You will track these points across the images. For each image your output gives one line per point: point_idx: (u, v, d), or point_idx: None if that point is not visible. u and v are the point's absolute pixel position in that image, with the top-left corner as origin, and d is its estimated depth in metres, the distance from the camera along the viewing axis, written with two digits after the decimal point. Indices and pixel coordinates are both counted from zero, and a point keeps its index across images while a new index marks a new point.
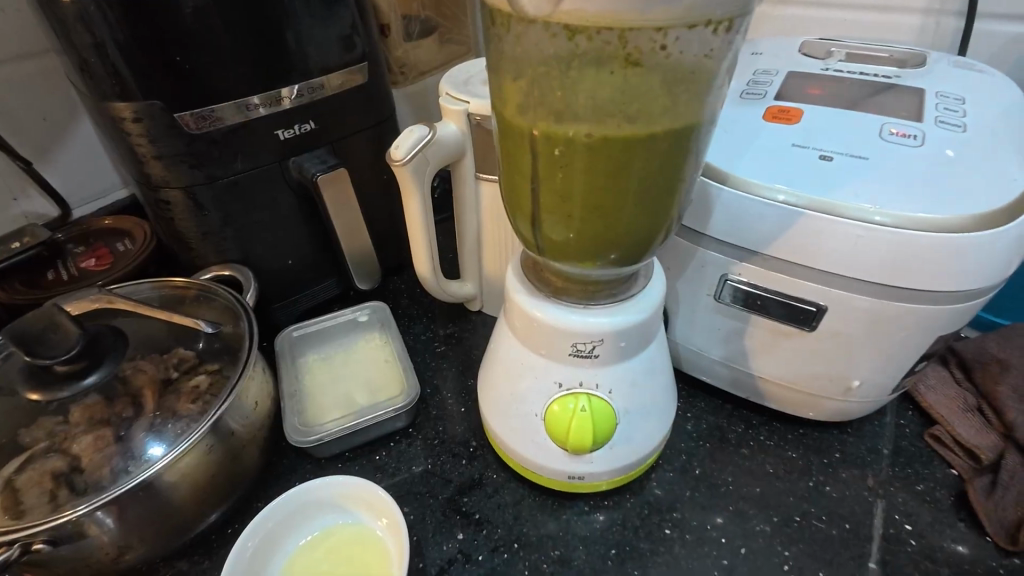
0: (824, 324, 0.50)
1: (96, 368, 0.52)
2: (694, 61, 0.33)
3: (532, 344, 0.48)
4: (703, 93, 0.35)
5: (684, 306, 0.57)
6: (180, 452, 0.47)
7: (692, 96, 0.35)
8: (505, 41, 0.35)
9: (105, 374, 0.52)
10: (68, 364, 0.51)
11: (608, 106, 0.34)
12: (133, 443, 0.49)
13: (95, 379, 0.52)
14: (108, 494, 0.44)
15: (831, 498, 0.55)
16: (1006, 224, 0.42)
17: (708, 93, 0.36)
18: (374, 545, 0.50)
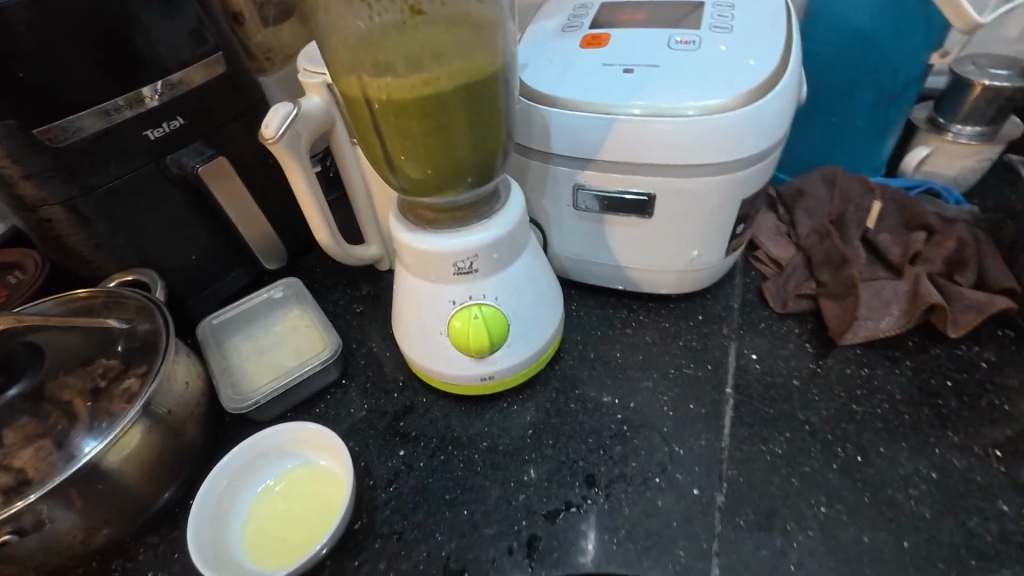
0: (657, 208, 0.61)
1: (17, 382, 0.55)
2: (467, 7, 0.42)
3: (423, 274, 0.56)
4: (486, 31, 0.44)
5: (554, 220, 0.67)
6: (113, 437, 0.51)
7: (479, 35, 0.44)
8: (316, 14, 0.41)
9: (27, 387, 0.55)
10: None
11: (412, 53, 0.42)
12: (72, 447, 0.53)
13: (18, 391, 0.55)
14: (54, 481, 0.48)
15: (697, 349, 0.68)
16: (762, 99, 0.54)
17: (493, 30, 0.44)
18: (325, 475, 0.57)
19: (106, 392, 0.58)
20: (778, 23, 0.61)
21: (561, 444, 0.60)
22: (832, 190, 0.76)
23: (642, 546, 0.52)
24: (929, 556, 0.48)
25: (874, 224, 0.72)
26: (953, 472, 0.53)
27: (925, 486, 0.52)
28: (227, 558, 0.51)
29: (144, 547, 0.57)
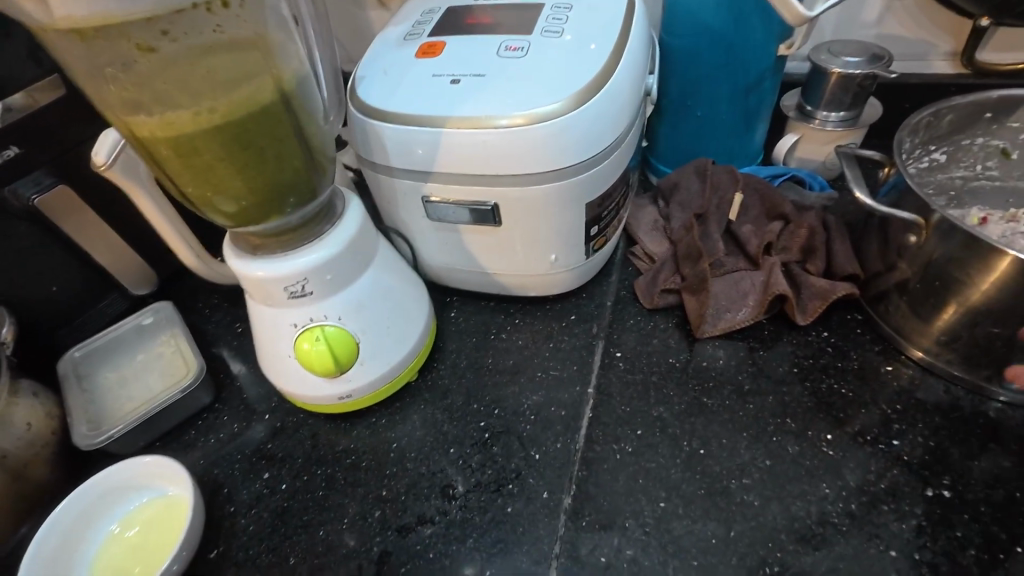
0: (504, 216, 0.61)
1: None
2: (210, 38, 0.40)
3: (261, 298, 0.55)
4: (244, 59, 0.42)
5: (413, 231, 0.66)
6: None
7: (243, 57, 0.42)
8: (59, 58, 0.39)
9: None
10: None
11: (163, 93, 0.40)
12: None
13: None
14: None
15: (564, 350, 0.69)
16: (584, 104, 0.55)
17: (260, 46, 0.42)
18: (177, 508, 0.56)
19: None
20: (613, 23, 0.60)
21: (422, 456, 0.61)
22: (703, 182, 0.76)
23: (489, 552, 0.53)
24: (752, 543, 0.51)
25: (737, 215, 0.73)
26: (786, 459, 0.56)
27: (758, 474, 0.55)
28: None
29: None
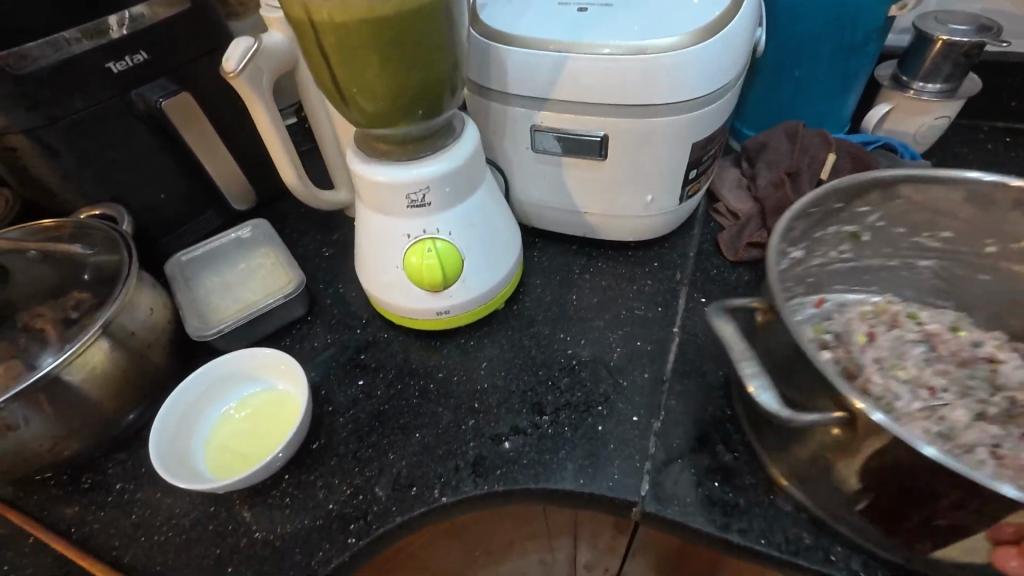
0: (610, 150, 0.62)
1: None
2: None
3: (378, 206, 0.58)
4: None
5: (514, 163, 0.68)
6: (71, 354, 0.52)
7: None
8: None
9: None
10: None
11: None
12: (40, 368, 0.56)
13: None
14: (16, 387, 0.50)
15: (647, 293, 0.70)
16: (708, 40, 0.55)
17: None
18: (285, 399, 0.60)
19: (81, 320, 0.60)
20: None
21: (511, 376, 0.63)
22: (793, 143, 0.77)
23: (580, 464, 0.55)
24: None
25: (828, 175, 0.74)
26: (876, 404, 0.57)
27: None
28: (188, 469, 0.53)
29: (114, 462, 0.60)
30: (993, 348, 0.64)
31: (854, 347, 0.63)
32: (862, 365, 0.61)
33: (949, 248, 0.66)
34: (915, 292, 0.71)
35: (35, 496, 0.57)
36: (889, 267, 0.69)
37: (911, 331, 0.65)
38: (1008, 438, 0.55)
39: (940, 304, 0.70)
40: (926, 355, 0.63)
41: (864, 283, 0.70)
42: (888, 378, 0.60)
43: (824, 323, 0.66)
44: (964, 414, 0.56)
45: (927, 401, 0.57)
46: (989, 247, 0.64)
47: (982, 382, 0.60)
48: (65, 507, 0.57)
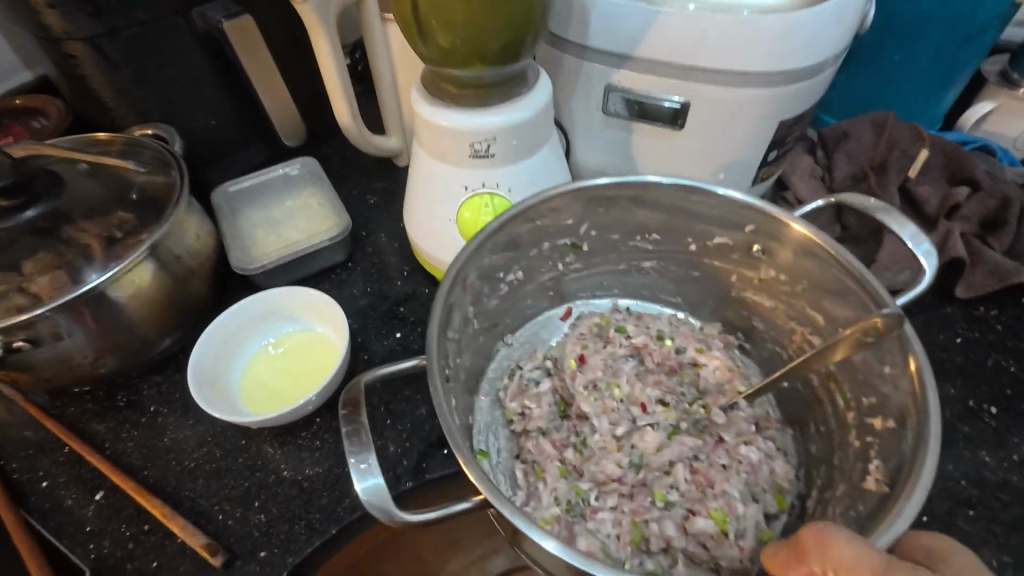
0: (689, 119, 0.58)
1: (37, 204, 0.56)
2: None
3: (439, 154, 0.55)
4: None
5: (580, 124, 0.64)
6: (114, 272, 0.51)
7: None
8: None
9: (45, 210, 0.56)
10: (8, 198, 0.55)
11: None
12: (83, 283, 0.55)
13: (36, 214, 0.56)
14: (62, 298, 0.49)
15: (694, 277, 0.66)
16: (819, 6, 0.49)
17: None
18: (321, 342, 0.59)
19: (126, 242, 0.58)
20: None
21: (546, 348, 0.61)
22: (879, 135, 0.71)
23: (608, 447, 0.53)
24: None
25: (917, 172, 0.68)
26: None
27: None
28: (220, 405, 0.53)
29: (149, 384, 0.60)
30: (695, 351, 0.63)
31: (527, 399, 0.59)
32: (576, 392, 0.59)
33: (663, 251, 0.64)
34: (648, 291, 0.69)
35: (71, 407, 0.58)
36: (621, 272, 0.68)
37: (621, 346, 0.62)
38: (704, 448, 0.56)
39: (676, 308, 0.69)
40: (636, 368, 0.61)
41: (606, 287, 0.69)
42: (602, 401, 0.58)
43: (550, 349, 0.64)
44: (657, 435, 0.56)
45: (627, 418, 0.57)
46: (710, 259, 0.63)
47: (688, 389, 0.60)
48: (100, 422, 0.57)
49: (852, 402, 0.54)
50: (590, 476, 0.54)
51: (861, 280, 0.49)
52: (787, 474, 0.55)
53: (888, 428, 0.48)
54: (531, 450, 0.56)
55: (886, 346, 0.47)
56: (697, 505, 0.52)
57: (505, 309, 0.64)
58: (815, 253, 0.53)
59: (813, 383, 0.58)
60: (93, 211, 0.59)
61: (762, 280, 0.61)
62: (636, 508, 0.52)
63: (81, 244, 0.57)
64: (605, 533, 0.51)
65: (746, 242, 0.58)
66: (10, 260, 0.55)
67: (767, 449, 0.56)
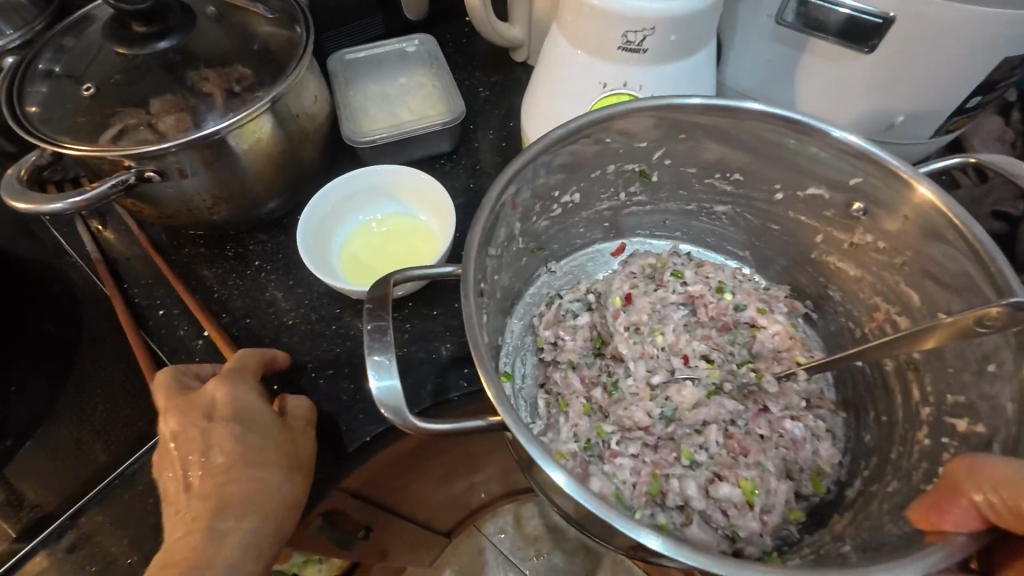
0: (884, 42, 0.48)
1: (170, 36, 0.56)
2: None
3: (582, 42, 0.49)
4: None
5: (740, 35, 0.55)
6: (239, 118, 0.50)
7: None
8: None
9: (177, 44, 0.56)
10: (146, 26, 0.55)
11: None
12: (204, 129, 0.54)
13: (168, 46, 0.56)
14: (187, 135, 0.49)
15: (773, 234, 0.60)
16: None
17: None
18: (421, 228, 0.58)
19: (246, 94, 0.57)
20: None
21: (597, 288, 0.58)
22: None
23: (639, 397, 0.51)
24: None
25: None
26: None
27: None
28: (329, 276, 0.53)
29: (253, 241, 0.62)
30: (756, 311, 0.58)
31: (562, 330, 0.56)
32: (616, 331, 0.56)
33: (741, 194, 0.58)
34: (714, 239, 0.64)
35: (185, 248, 0.61)
36: (689, 213, 0.62)
37: (674, 293, 0.58)
38: (743, 413, 0.52)
39: (742, 262, 0.64)
40: (686, 320, 0.57)
41: (666, 228, 0.64)
42: (641, 347, 0.55)
43: (596, 283, 0.60)
44: (695, 391, 0.52)
45: (666, 369, 0.54)
46: (796, 213, 0.56)
47: (737, 350, 0.56)
48: (209, 267, 0.60)
49: (931, 396, 0.49)
50: (615, 420, 0.51)
51: (985, 260, 0.42)
52: (830, 458, 0.52)
53: (972, 433, 0.44)
54: (557, 383, 0.54)
55: (995, 342, 0.42)
56: (725, 471, 0.49)
57: (552, 232, 0.59)
58: (929, 220, 0.46)
59: (885, 368, 0.53)
60: (217, 58, 0.58)
61: (854, 246, 0.54)
62: (658, 461, 0.49)
63: (203, 92, 0.56)
64: (620, 478, 0.48)
65: (845, 199, 0.52)
66: (138, 96, 0.55)
67: (815, 428, 0.53)
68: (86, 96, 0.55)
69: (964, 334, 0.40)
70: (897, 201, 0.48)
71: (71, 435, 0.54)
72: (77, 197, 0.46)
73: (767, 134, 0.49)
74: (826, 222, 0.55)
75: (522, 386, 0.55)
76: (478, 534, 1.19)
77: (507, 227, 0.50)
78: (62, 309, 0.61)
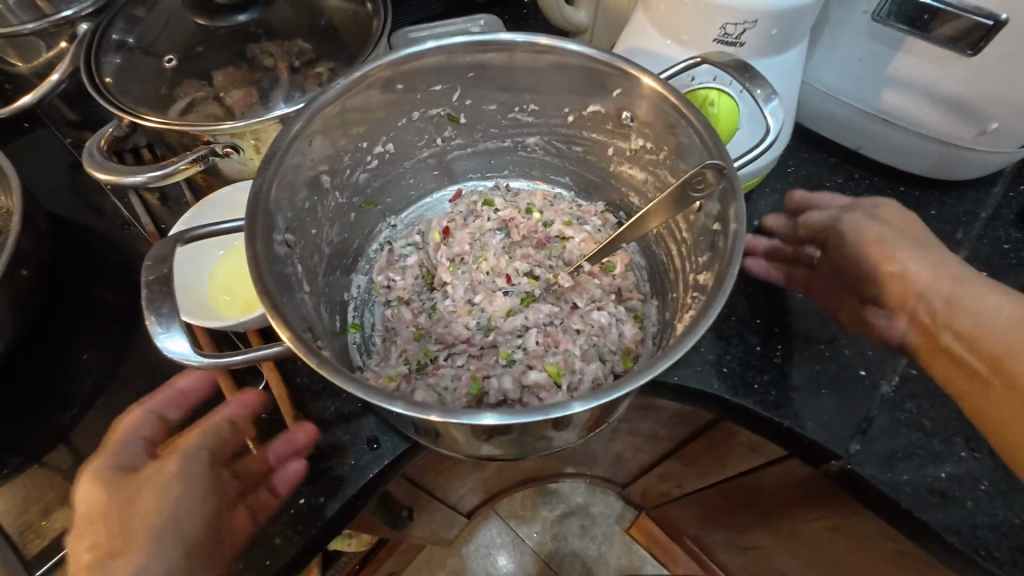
0: (991, 46, 0.47)
1: (249, 9, 0.56)
2: None
3: (674, 33, 0.48)
4: None
5: (831, 30, 0.54)
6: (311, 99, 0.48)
7: None
8: None
9: (255, 17, 0.56)
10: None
11: None
12: (270, 104, 0.54)
13: (247, 19, 0.56)
14: (260, 116, 0.47)
15: (588, 163, 0.55)
16: None
17: None
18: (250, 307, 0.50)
19: (312, 71, 0.56)
20: None
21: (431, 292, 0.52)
22: None
23: (423, 330, 0.47)
24: None
25: None
26: None
27: None
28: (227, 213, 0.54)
29: None
30: (563, 224, 0.53)
31: (393, 271, 0.52)
32: (441, 264, 0.52)
33: (542, 123, 0.53)
34: (538, 171, 0.59)
35: None
36: (504, 149, 0.57)
37: (489, 220, 0.54)
38: (558, 313, 0.47)
39: (565, 189, 0.59)
40: (503, 243, 0.53)
41: (495, 167, 0.59)
42: (469, 274, 0.50)
43: (426, 226, 0.55)
44: (507, 300, 0.48)
45: (492, 290, 0.49)
46: (588, 131, 0.52)
47: (556, 265, 0.51)
48: None
49: (685, 279, 0.46)
50: (437, 337, 0.47)
51: (709, 144, 0.40)
52: (636, 337, 0.47)
53: (700, 288, 0.42)
54: (388, 320, 0.49)
55: (709, 198, 0.41)
56: (534, 359, 0.44)
57: (378, 181, 0.54)
58: (662, 110, 0.44)
59: (671, 250, 0.49)
60: (283, 34, 0.58)
61: (633, 151, 0.50)
62: (481, 365, 0.44)
63: (267, 65, 0.56)
64: (442, 386, 0.43)
65: (615, 108, 0.48)
66: (206, 69, 0.56)
67: (619, 313, 0.48)
68: (168, 68, 0.55)
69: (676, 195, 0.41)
70: (637, 100, 0.45)
71: None
72: (156, 171, 0.45)
73: (593, 76, 0.46)
74: (609, 134, 0.51)
75: (373, 336, 0.49)
76: (492, 514, 1.21)
77: (314, 182, 0.45)
78: (117, 275, 0.59)
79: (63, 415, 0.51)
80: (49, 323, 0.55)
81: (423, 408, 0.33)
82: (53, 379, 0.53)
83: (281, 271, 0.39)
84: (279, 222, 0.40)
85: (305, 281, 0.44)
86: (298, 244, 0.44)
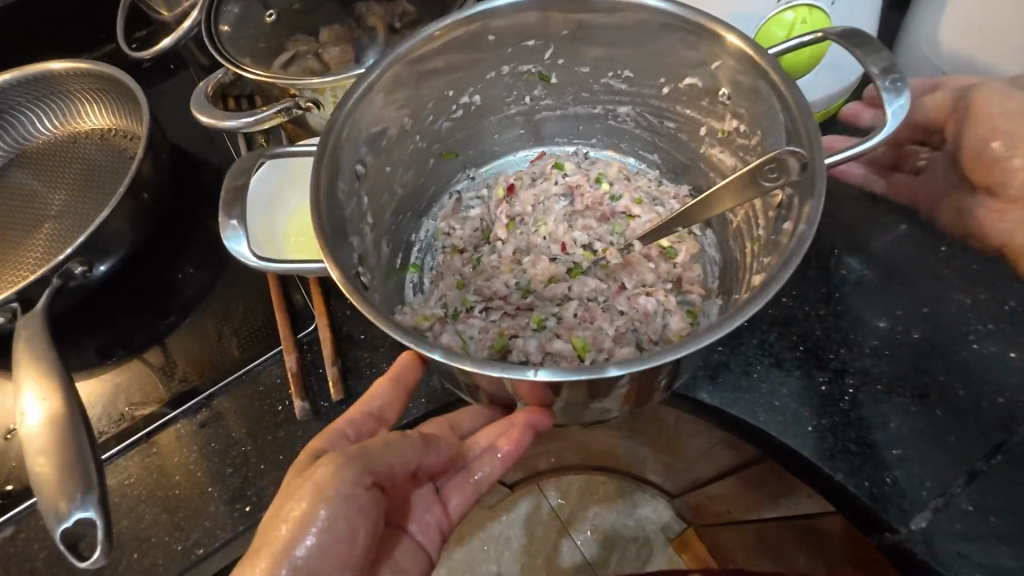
0: None
1: None
2: None
3: None
4: None
5: None
6: None
7: None
8: None
9: None
10: None
11: None
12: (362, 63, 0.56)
13: None
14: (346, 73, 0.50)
15: (677, 142, 0.52)
16: None
17: None
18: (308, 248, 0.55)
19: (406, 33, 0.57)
20: None
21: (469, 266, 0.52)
22: None
23: (467, 283, 0.48)
24: None
25: None
26: None
27: None
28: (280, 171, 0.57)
29: None
30: (632, 201, 0.51)
31: (455, 220, 0.53)
32: (500, 220, 0.52)
33: (636, 91, 0.50)
34: (627, 143, 0.56)
35: None
36: (595, 116, 0.55)
37: (557, 183, 0.53)
38: (604, 291, 0.46)
39: (652, 167, 0.55)
40: (566, 210, 0.52)
41: (582, 134, 0.57)
42: (527, 236, 0.50)
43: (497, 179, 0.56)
44: (553, 266, 0.48)
45: (543, 254, 0.49)
46: (683, 106, 0.49)
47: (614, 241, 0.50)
48: None
49: (750, 272, 0.42)
50: (480, 290, 0.48)
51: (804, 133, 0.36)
52: (680, 332, 0.44)
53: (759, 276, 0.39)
54: (442, 264, 0.51)
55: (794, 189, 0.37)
56: (564, 329, 0.44)
57: (462, 132, 0.54)
58: (759, 82, 0.40)
59: (748, 240, 0.45)
60: None
61: (725, 133, 0.47)
62: (512, 325, 0.45)
63: (368, 25, 0.58)
64: (468, 334, 0.45)
65: (715, 80, 0.44)
66: (313, 25, 0.59)
67: (666, 302, 0.45)
68: (268, 22, 0.59)
69: (747, 179, 0.37)
70: (737, 70, 0.41)
71: (216, 328, 0.57)
72: (249, 117, 0.50)
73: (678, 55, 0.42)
74: (704, 109, 0.48)
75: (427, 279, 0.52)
76: None
77: (396, 124, 0.47)
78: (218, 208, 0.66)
79: (161, 321, 0.59)
80: (161, 243, 0.64)
81: (455, 356, 0.33)
82: (158, 292, 0.61)
83: (341, 212, 0.41)
84: (351, 157, 0.43)
85: (368, 215, 0.47)
86: (370, 180, 0.47)
